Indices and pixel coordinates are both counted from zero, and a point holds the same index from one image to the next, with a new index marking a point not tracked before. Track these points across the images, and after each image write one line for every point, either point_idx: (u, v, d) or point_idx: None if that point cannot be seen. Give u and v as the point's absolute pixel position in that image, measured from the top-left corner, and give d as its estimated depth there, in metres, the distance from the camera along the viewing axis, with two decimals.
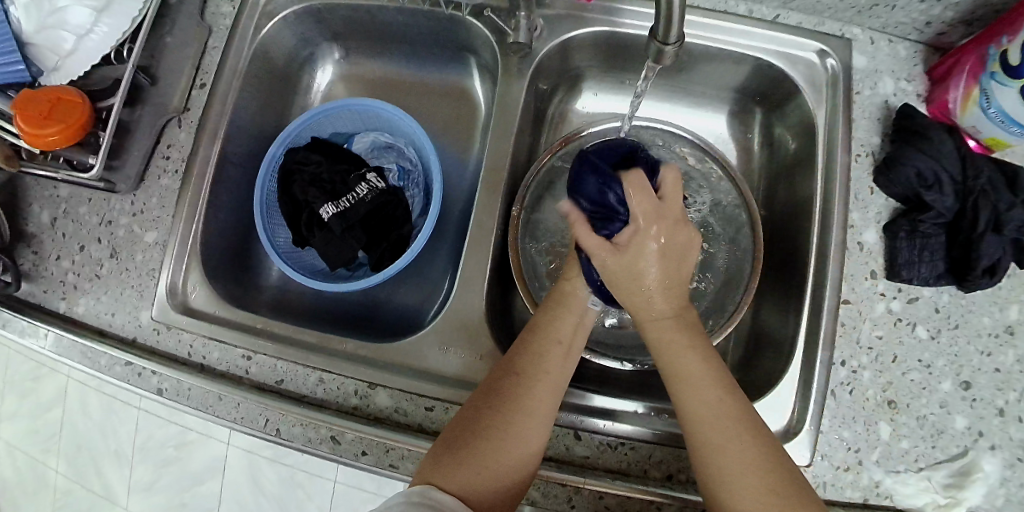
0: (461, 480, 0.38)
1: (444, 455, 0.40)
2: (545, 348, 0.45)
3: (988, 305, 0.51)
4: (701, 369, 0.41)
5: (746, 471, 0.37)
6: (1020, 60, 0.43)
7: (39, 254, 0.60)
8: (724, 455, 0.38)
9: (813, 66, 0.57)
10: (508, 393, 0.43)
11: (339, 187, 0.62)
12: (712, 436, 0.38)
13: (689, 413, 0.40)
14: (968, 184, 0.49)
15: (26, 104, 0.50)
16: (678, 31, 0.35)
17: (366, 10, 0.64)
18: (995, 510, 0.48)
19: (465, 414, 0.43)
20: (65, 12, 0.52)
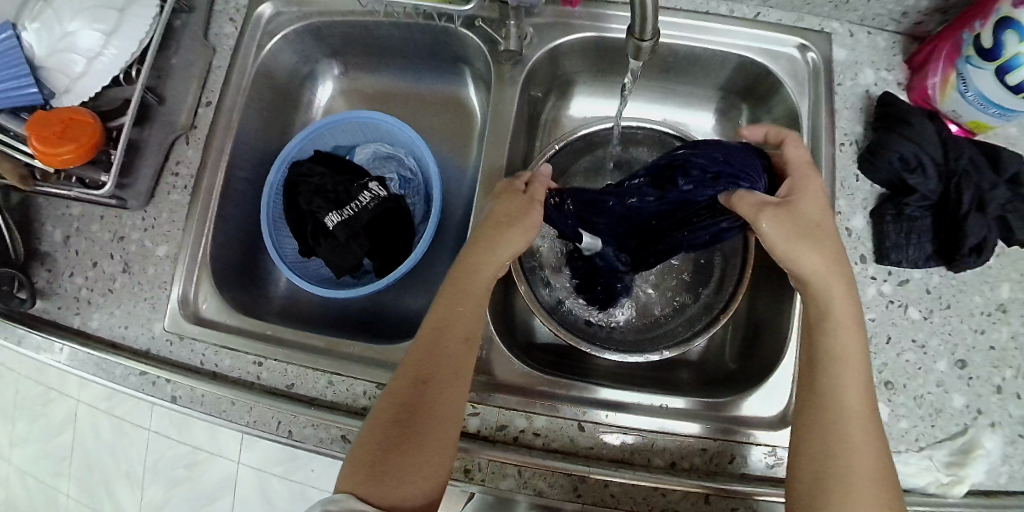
0: (389, 487, 0.43)
1: (365, 467, 0.44)
2: (448, 344, 0.48)
3: (979, 284, 0.52)
4: (863, 372, 0.43)
5: (877, 477, 0.40)
6: (993, 43, 0.44)
7: (53, 271, 0.62)
8: (869, 449, 0.40)
9: (794, 61, 0.59)
10: (418, 398, 0.46)
11: (342, 197, 0.64)
12: (843, 404, 0.42)
13: (848, 407, 0.42)
14: (950, 165, 0.51)
15: (38, 124, 0.52)
16: (653, 27, 0.36)
17: (362, 26, 0.66)
18: (999, 488, 0.48)
19: (379, 424, 0.45)
20: (75, 36, 0.54)
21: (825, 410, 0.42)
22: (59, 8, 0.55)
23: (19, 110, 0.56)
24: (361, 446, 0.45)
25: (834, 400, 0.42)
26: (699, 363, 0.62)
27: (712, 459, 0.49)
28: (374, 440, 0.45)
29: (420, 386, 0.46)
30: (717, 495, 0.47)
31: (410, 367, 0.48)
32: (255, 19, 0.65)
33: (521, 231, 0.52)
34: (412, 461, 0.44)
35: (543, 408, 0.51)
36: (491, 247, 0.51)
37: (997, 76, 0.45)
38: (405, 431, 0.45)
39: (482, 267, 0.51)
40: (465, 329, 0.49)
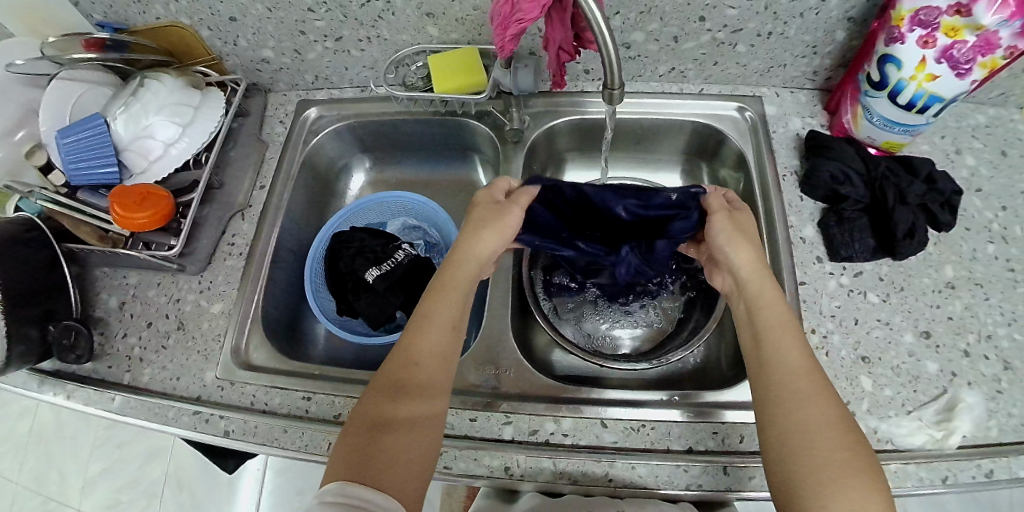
0: (373, 471, 0.44)
1: (354, 454, 0.45)
2: (430, 330, 0.53)
3: (925, 268, 0.62)
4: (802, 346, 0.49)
5: (840, 434, 0.43)
6: (880, 76, 0.59)
7: (106, 334, 0.68)
8: (830, 437, 0.43)
9: (736, 120, 0.75)
10: (402, 381, 0.50)
11: (380, 255, 0.72)
12: (802, 401, 0.45)
13: (791, 373, 0.47)
14: (872, 175, 0.64)
15: (121, 194, 0.63)
16: (619, 77, 0.49)
17: (391, 124, 0.80)
18: (992, 440, 0.53)
19: (364, 411, 0.48)
20: (154, 127, 0.66)
21: (779, 380, 0.47)
22: (145, 102, 0.66)
23: (98, 186, 0.68)
24: (349, 435, 0.47)
25: (784, 368, 0.47)
26: (701, 374, 0.69)
27: (725, 440, 0.54)
28: (358, 429, 0.47)
29: (403, 374, 0.50)
30: (733, 467, 0.52)
31: (393, 357, 0.52)
32: (303, 120, 0.80)
33: (493, 230, 0.58)
34: (396, 440, 0.46)
35: (570, 410, 0.57)
36: (467, 248, 0.57)
37: (890, 99, 0.60)
38: (388, 414, 0.47)
39: (462, 268, 0.57)
40: (448, 318, 0.54)
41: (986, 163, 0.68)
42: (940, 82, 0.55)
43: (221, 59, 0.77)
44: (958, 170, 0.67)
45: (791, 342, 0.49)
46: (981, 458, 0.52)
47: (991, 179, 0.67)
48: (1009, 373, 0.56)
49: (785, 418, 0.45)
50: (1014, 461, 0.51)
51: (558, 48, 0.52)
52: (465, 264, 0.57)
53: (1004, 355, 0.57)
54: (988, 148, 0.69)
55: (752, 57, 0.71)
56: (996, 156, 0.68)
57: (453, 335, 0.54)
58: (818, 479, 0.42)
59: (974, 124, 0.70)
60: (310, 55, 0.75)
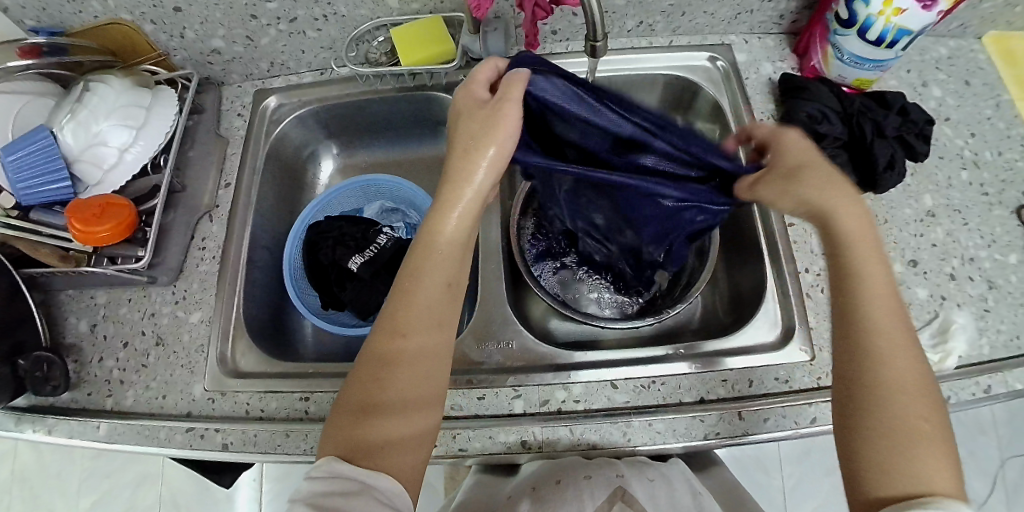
0: (372, 449, 0.43)
1: (347, 431, 0.44)
2: (418, 306, 0.48)
3: (905, 199, 0.63)
4: (886, 297, 0.44)
5: (910, 395, 0.41)
6: (848, 14, 0.58)
7: (80, 360, 0.64)
8: (906, 399, 0.41)
9: (708, 70, 0.74)
10: (396, 360, 0.46)
11: (361, 242, 0.69)
12: (882, 359, 0.42)
13: (873, 326, 0.43)
14: (848, 111, 0.63)
15: (76, 208, 0.58)
16: (600, 28, 0.47)
17: (356, 105, 0.76)
18: (985, 358, 0.55)
19: (356, 385, 0.46)
20: (105, 133, 0.61)
21: (864, 339, 0.43)
22: (93, 107, 0.61)
23: (52, 204, 0.62)
24: (342, 410, 0.46)
25: (863, 323, 0.43)
26: (700, 326, 0.70)
27: (734, 387, 0.54)
28: (351, 406, 0.45)
29: (396, 349, 0.47)
30: (746, 411, 0.53)
31: (371, 348, 0.48)
32: (262, 111, 0.75)
33: (491, 138, 0.46)
34: (390, 418, 0.45)
35: (578, 376, 0.56)
36: (446, 207, 0.48)
37: (859, 37, 0.59)
38: (380, 404, 0.45)
39: (449, 221, 0.48)
40: (445, 279, 0.49)
41: (953, 92, 0.69)
42: (908, 16, 0.54)
43: (167, 55, 0.72)
44: (927, 102, 0.68)
45: (883, 295, 0.44)
46: (978, 376, 0.54)
47: (958, 108, 0.68)
48: (994, 291, 0.58)
49: (861, 380, 0.42)
50: (1008, 375, 0.53)
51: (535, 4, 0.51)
52: (468, 182, 0.47)
53: (987, 275, 0.59)
54: (952, 78, 0.70)
55: (719, 5, 0.70)
56: (960, 86, 0.69)
57: (444, 306, 0.49)
58: (882, 442, 0.40)
59: (937, 56, 0.71)
60: (263, 40, 0.70)
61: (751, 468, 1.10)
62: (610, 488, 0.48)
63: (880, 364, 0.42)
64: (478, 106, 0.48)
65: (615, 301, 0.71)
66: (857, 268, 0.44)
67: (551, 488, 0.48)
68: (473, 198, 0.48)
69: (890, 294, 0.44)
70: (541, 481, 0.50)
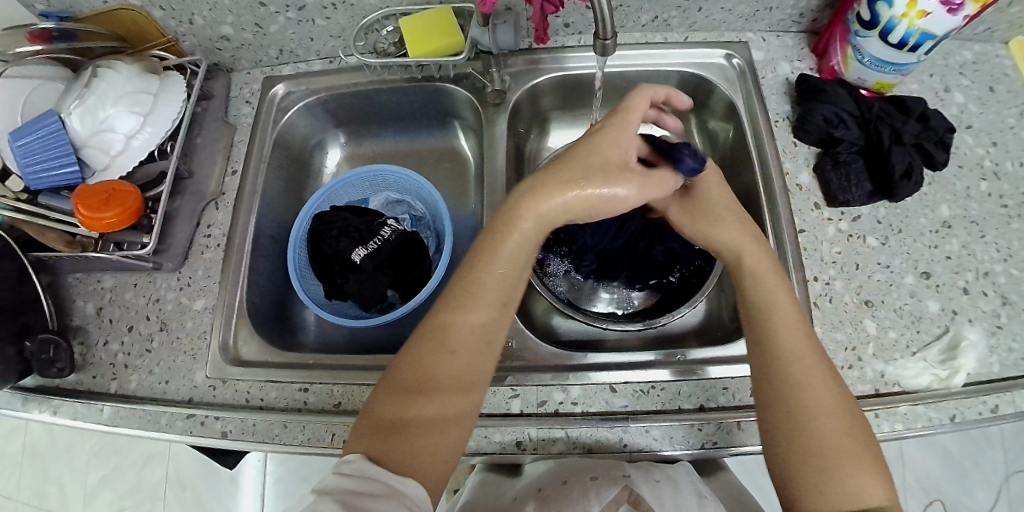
0: (406, 451, 0.43)
1: (381, 430, 0.44)
2: (466, 315, 0.48)
3: (922, 208, 0.61)
4: (798, 325, 0.47)
5: (835, 416, 0.43)
6: (870, 14, 0.56)
7: (86, 343, 0.65)
8: (833, 419, 0.43)
9: (723, 68, 0.71)
10: (438, 361, 0.46)
11: (365, 234, 0.69)
12: (807, 380, 0.44)
13: (789, 350, 0.46)
14: (865, 115, 0.61)
15: (82, 194, 0.59)
16: (608, 26, 0.46)
17: (363, 94, 0.75)
18: (994, 375, 0.54)
19: (394, 385, 0.46)
20: (113, 118, 0.61)
21: (787, 363, 0.45)
22: (101, 93, 0.61)
23: (59, 189, 0.63)
24: (377, 406, 0.46)
25: (779, 349, 0.46)
26: (703, 330, 0.69)
27: (735, 396, 0.54)
28: (389, 404, 0.45)
29: (443, 350, 0.47)
30: (747, 422, 0.52)
31: (426, 329, 0.48)
32: (269, 99, 0.75)
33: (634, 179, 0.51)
34: (432, 420, 0.44)
35: (577, 378, 0.56)
36: (534, 208, 0.50)
37: (881, 40, 0.56)
38: (424, 397, 0.45)
39: (518, 226, 0.50)
40: (499, 291, 0.49)
41: (977, 99, 0.66)
42: (932, 20, 0.52)
43: (177, 41, 0.71)
44: (949, 108, 0.66)
45: (791, 324, 0.47)
46: (986, 395, 0.52)
47: (982, 115, 0.65)
48: (1008, 307, 0.56)
49: (789, 404, 0.44)
50: (1018, 395, 0.52)
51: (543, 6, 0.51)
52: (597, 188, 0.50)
53: (1002, 291, 0.57)
54: (977, 84, 0.67)
55: (736, 1, 0.67)
56: (985, 92, 0.67)
57: (495, 315, 0.49)
58: (819, 461, 0.41)
59: (962, 61, 0.69)
60: (271, 27, 0.69)
61: (755, 470, 1.11)
62: (618, 488, 0.47)
63: (801, 388, 0.44)
64: (625, 134, 0.53)
65: (621, 300, 0.70)
66: (759, 298, 0.49)
67: (558, 488, 0.48)
68: (554, 209, 0.50)
69: (800, 319, 0.48)
70: (547, 482, 0.50)
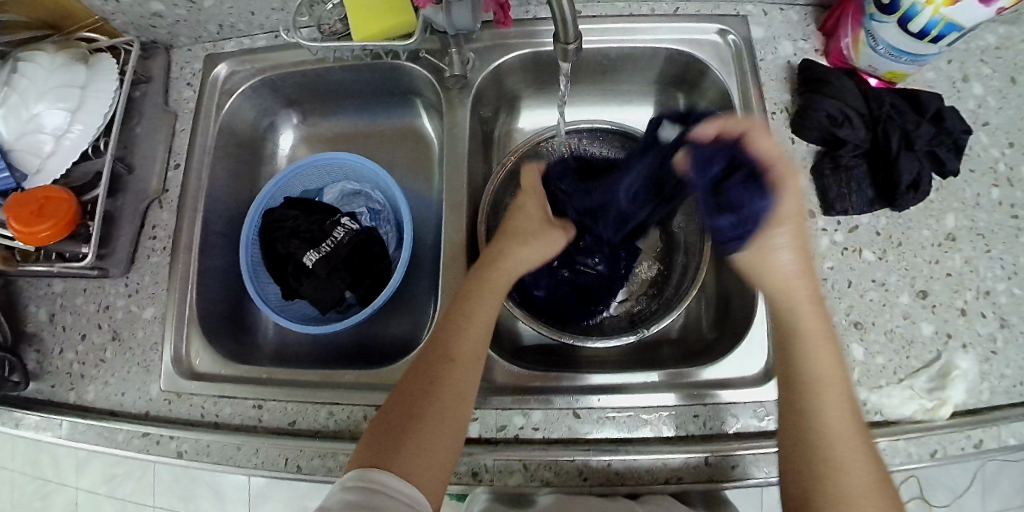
0: (402, 461, 0.42)
1: (380, 439, 0.43)
2: (463, 336, 0.48)
3: (925, 219, 0.56)
4: (835, 363, 0.42)
5: (859, 462, 0.39)
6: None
7: (42, 351, 0.63)
8: (853, 465, 0.39)
9: (717, 46, 0.62)
10: (434, 379, 0.46)
11: (317, 235, 0.64)
12: (838, 429, 0.40)
13: (823, 385, 0.41)
14: (874, 114, 0.55)
15: (14, 206, 0.54)
16: (574, 29, 0.39)
17: (314, 73, 0.67)
18: (983, 404, 0.51)
19: (396, 399, 0.46)
20: (41, 117, 0.56)
21: (813, 400, 0.41)
22: (22, 91, 0.56)
23: None
24: (376, 422, 0.45)
25: (808, 382, 0.42)
26: (681, 337, 0.65)
27: (705, 424, 0.51)
28: (388, 420, 0.45)
29: (440, 368, 0.47)
30: (715, 455, 0.50)
31: (427, 353, 0.48)
32: (212, 81, 0.67)
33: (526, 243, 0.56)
34: (427, 433, 0.43)
35: (539, 402, 0.53)
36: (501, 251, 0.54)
37: (899, 27, 0.50)
38: (421, 410, 0.45)
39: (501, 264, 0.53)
40: (486, 313, 0.49)
41: (997, 91, 0.59)
42: (960, 9, 0.45)
43: (106, 20, 0.63)
44: (964, 102, 0.59)
45: (829, 356, 0.42)
46: (971, 429, 0.50)
47: (1000, 111, 0.59)
48: (1005, 330, 0.53)
49: (806, 442, 0.40)
50: (1004, 430, 0.49)
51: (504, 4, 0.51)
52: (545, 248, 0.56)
53: (1001, 312, 0.53)
54: (998, 73, 0.60)
55: None
56: (1006, 83, 0.60)
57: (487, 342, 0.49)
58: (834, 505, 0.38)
59: (983, 46, 0.61)
60: (206, 2, 0.61)
61: None
62: None
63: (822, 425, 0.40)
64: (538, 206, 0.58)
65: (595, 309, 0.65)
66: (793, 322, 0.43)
67: None
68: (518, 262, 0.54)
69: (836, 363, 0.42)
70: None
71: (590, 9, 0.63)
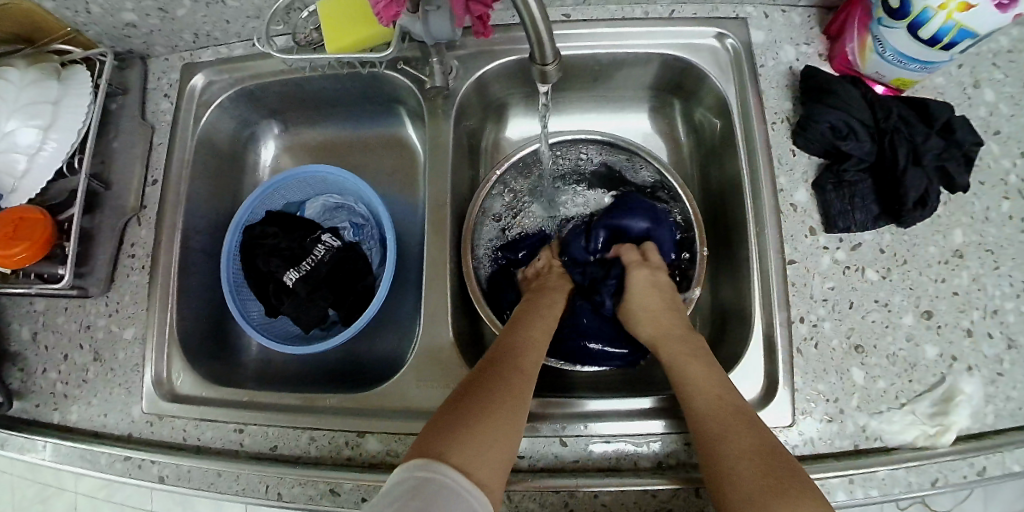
0: (466, 451, 0.38)
1: (440, 431, 0.40)
2: (523, 349, 0.49)
3: (932, 234, 0.53)
4: (708, 377, 0.47)
5: (745, 456, 0.40)
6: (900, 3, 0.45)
7: (25, 370, 0.62)
8: (738, 456, 0.40)
9: (715, 50, 0.59)
10: (496, 379, 0.45)
11: (297, 253, 0.62)
12: (720, 432, 0.42)
13: (699, 403, 0.45)
14: (880, 125, 0.52)
15: None
16: (551, 49, 0.38)
17: (293, 83, 0.65)
18: (988, 429, 0.49)
19: (455, 397, 0.43)
20: (13, 135, 0.54)
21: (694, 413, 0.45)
22: None
23: None
24: (435, 417, 0.42)
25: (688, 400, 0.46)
26: None
27: (696, 452, 0.49)
28: (449, 414, 0.42)
29: (502, 370, 0.46)
30: (705, 487, 0.48)
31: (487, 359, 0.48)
32: (189, 92, 0.65)
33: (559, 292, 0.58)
34: (490, 426, 0.41)
35: (524, 429, 0.51)
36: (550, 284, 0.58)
37: (909, 33, 0.46)
38: (488, 404, 0.42)
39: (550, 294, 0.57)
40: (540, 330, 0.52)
41: (1009, 97, 0.56)
42: (975, 14, 0.42)
43: (79, 32, 0.61)
44: (975, 109, 0.56)
45: (699, 372, 0.47)
46: (974, 456, 0.47)
47: (1013, 118, 0.55)
48: (1014, 352, 0.50)
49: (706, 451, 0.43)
50: (1007, 456, 0.47)
51: (476, 15, 0.46)
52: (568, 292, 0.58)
53: (1009, 333, 0.50)
54: (1011, 78, 0.56)
55: None
56: (1020, 89, 0.56)
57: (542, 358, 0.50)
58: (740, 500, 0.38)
59: (996, 49, 0.57)
60: (178, 11, 0.59)
61: None
62: None
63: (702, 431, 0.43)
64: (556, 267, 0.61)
65: None
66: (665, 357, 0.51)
67: None
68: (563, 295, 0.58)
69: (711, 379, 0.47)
70: None
71: (580, 12, 0.60)
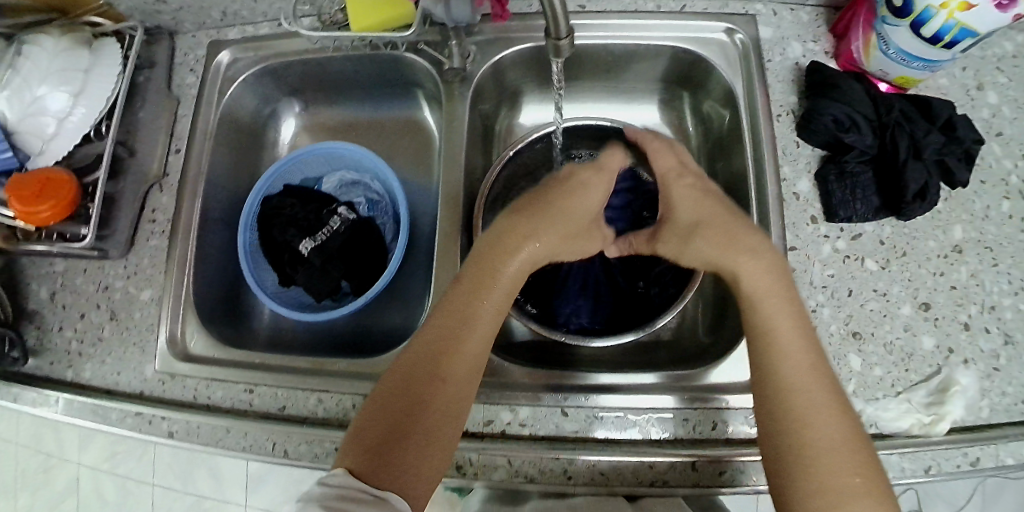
0: (397, 465, 0.37)
1: (373, 438, 0.38)
2: (468, 333, 0.43)
3: (931, 230, 0.54)
4: (800, 339, 0.42)
5: (833, 431, 0.37)
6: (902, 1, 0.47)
7: (42, 327, 0.64)
8: (825, 431, 0.37)
9: (724, 45, 0.61)
10: (429, 378, 0.41)
11: (313, 224, 0.64)
12: (805, 401, 0.38)
13: (786, 362, 0.40)
14: (883, 120, 0.54)
15: (15, 187, 0.55)
16: (564, 24, 0.39)
17: (316, 62, 0.67)
18: (983, 422, 0.49)
19: (388, 391, 0.41)
20: (44, 100, 0.57)
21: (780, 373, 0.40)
22: (26, 73, 0.57)
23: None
24: (362, 418, 0.40)
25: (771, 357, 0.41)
26: (676, 341, 0.64)
27: (695, 428, 0.50)
28: (380, 415, 0.39)
29: (437, 364, 0.41)
30: (702, 460, 0.49)
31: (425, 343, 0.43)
32: (215, 67, 0.68)
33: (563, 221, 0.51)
34: (420, 435, 0.38)
35: (527, 398, 0.52)
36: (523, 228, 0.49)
37: (911, 31, 0.48)
38: (418, 408, 0.39)
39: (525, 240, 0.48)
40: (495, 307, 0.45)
41: (1012, 101, 0.58)
42: (975, 14, 0.43)
43: (111, 5, 0.64)
44: (977, 111, 0.57)
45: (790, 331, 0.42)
46: (968, 446, 0.48)
47: (1014, 121, 0.57)
48: (1010, 347, 0.51)
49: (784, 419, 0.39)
50: (1001, 448, 0.48)
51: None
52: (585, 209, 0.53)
53: (1006, 329, 0.51)
54: (1014, 82, 0.58)
55: None
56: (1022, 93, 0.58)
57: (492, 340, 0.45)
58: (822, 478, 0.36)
59: (1000, 53, 0.59)
60: None
61: None
62: None
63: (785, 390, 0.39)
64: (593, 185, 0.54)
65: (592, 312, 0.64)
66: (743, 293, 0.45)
67: None
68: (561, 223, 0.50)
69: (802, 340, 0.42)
70: None
71: (594, 3, 0.62)
